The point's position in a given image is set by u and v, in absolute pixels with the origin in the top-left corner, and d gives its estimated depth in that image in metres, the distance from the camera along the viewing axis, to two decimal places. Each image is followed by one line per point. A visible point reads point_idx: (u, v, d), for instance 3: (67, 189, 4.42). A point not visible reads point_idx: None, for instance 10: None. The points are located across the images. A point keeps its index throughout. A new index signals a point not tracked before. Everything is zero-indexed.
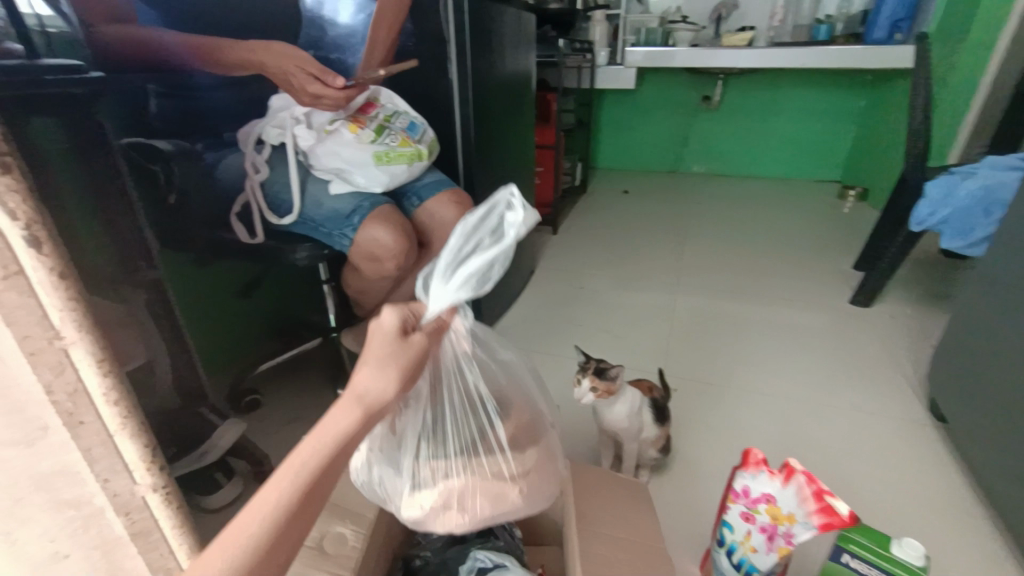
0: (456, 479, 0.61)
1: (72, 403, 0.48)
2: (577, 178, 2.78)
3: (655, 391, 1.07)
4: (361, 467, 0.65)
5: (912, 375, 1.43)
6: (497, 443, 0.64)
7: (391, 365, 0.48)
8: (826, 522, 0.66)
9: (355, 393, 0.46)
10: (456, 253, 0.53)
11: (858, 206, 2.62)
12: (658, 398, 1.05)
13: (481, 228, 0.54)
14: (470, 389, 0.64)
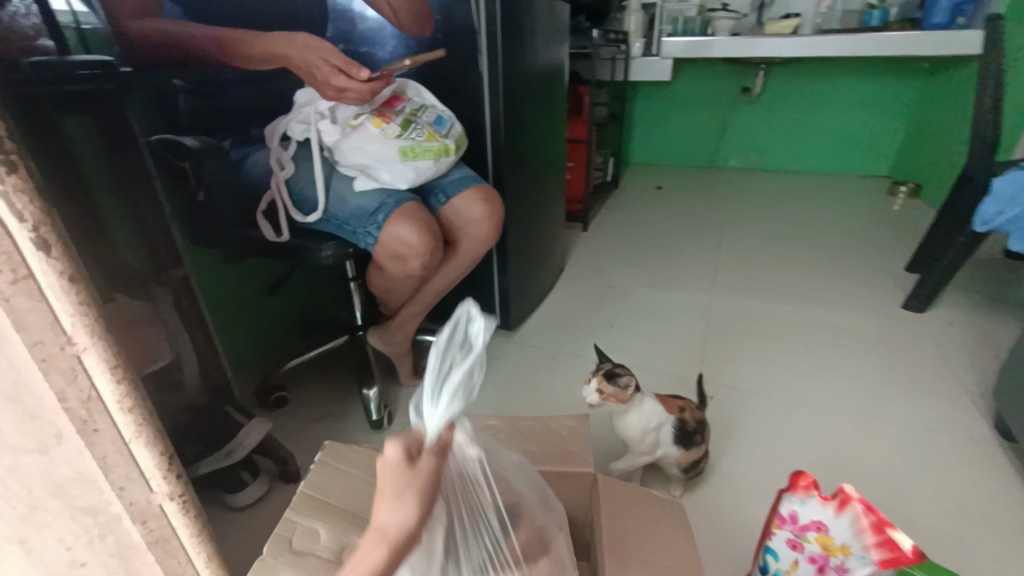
0: None
1: (86, 410, 0.47)
2: (609, 173, 2.70)
3: (686, 411, 0.99)
4: None
5: (973, 389, 1.32)
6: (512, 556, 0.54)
7: (407, 498, 0.44)
8: (889, 557, 0.59)
9: (378, 529, 0.44)
10: (437, 374, 0.48)
11: (912, 203, 2.46)
12: (687, 420, 0.97)
13: (452, 350, 0.49)
14: (481, 502, 0.53)
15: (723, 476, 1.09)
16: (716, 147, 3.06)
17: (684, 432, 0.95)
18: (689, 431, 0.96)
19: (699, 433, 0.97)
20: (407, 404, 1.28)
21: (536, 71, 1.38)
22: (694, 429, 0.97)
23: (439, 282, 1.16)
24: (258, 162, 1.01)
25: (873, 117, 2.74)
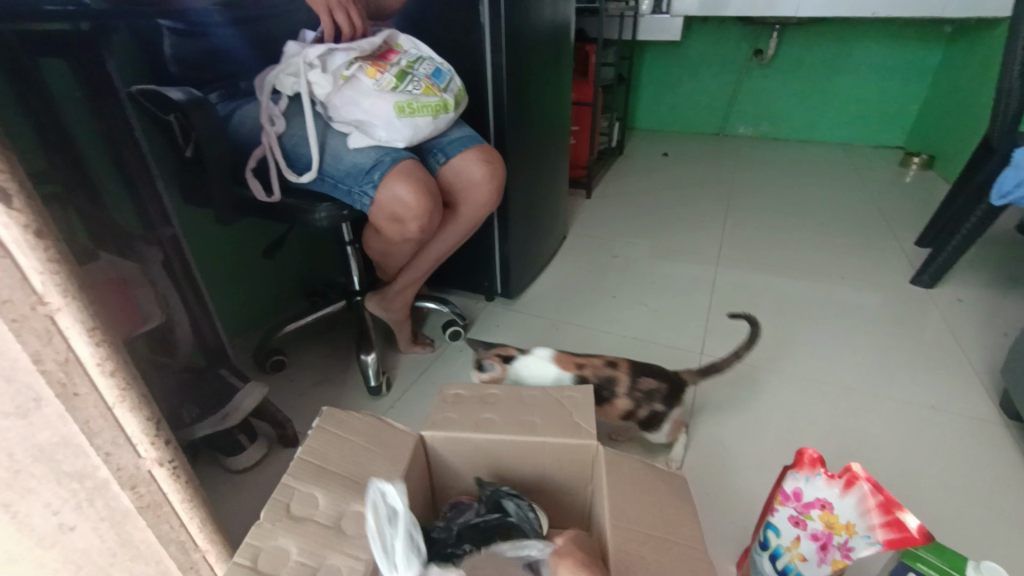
0: None
1: (65, 373, 0.44)
2: (615, 138, 2.61)
3: (586, 367, 0.97)
4: None
5: (979, 367, 1.31)
6: None
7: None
8: (894, 538, 0.58)
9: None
10: (386, 551, 0.56)
11: (925, 176, 2.40)
12: (589, 376, 0.96)
13: (381, 527, 0.57)
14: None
15: (726, 450, 1.09)
16: (726, 114, 2.95)
17: None
18: (592, 390, 0.96)
19: (607, 390, 0.96)
20: (406, 371, 1.27)
21: (542, 26, 1.31)
22: (597, 387, 0.96)
23: (437, 246, 1.13)
24: (247, 116, 0.96)
25: (891, 85, 2.64)
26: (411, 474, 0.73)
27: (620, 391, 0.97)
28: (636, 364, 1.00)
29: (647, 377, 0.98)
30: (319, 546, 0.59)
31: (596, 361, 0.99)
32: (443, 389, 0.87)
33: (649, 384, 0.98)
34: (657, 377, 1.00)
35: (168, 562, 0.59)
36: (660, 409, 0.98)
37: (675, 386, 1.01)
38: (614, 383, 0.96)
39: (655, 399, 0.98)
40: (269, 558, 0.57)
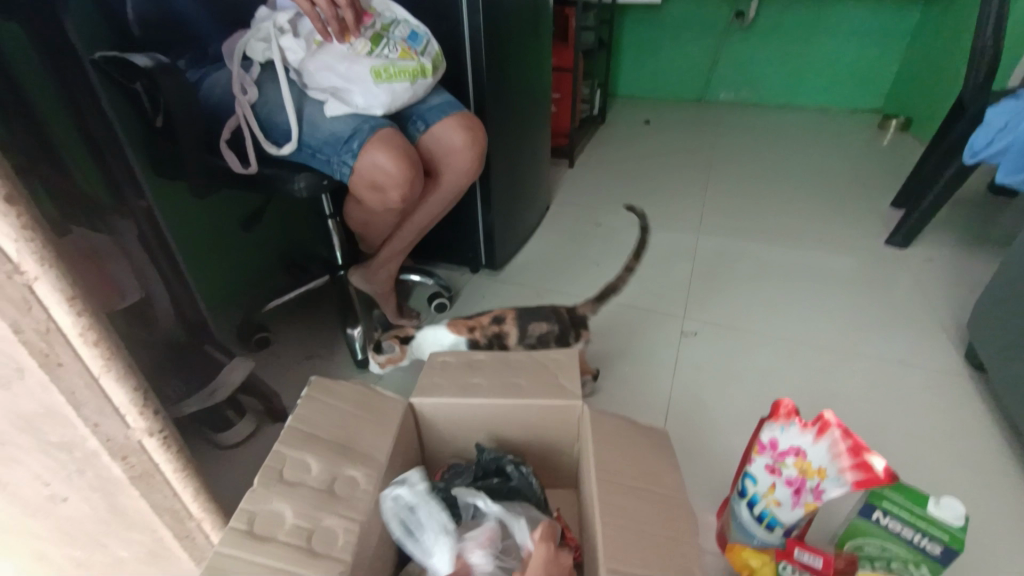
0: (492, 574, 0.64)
1: (47, 343, 0.44)
2: (596, 106, 2.58)
3: (475, 329, 1.06)
4: None
5: (948, 322, 1.36)
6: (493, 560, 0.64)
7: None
8: (861, 479, 0.61)
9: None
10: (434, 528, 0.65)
11: (901, 139, 2.43)
12: (478, 338, 1.05)
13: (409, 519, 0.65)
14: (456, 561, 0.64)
15: (707, 409, 1.12)
16: (707, 80, 2.93)
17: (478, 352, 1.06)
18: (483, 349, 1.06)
19: (498, 345, 1.05)
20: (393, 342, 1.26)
21: None
22: (487, 344, 1.06)
23: (419, 217, 1.12)
24: (218, 84, 0.93)
25: (869, 47, 2.64)
26: (401, 440, 0.75)
27: (511, 342, 1.06)
28: (524, 314, 1.07)
29: (535, 324, 1.05)
30: (313, 509, 0.60)
31: (484, 321, 1.07)
32: (430, 357, 0.88)
33: (538, 330, 1.05)
34: (546, 320, 1.07)
35: (163, 530, 0.60)
36: (554, 348, 1.07)
37: (566, 324, 1.08)
38: (502, 338, 1.05)
39: (547, 341, 1.06)
40: (264, 521, 0.58)
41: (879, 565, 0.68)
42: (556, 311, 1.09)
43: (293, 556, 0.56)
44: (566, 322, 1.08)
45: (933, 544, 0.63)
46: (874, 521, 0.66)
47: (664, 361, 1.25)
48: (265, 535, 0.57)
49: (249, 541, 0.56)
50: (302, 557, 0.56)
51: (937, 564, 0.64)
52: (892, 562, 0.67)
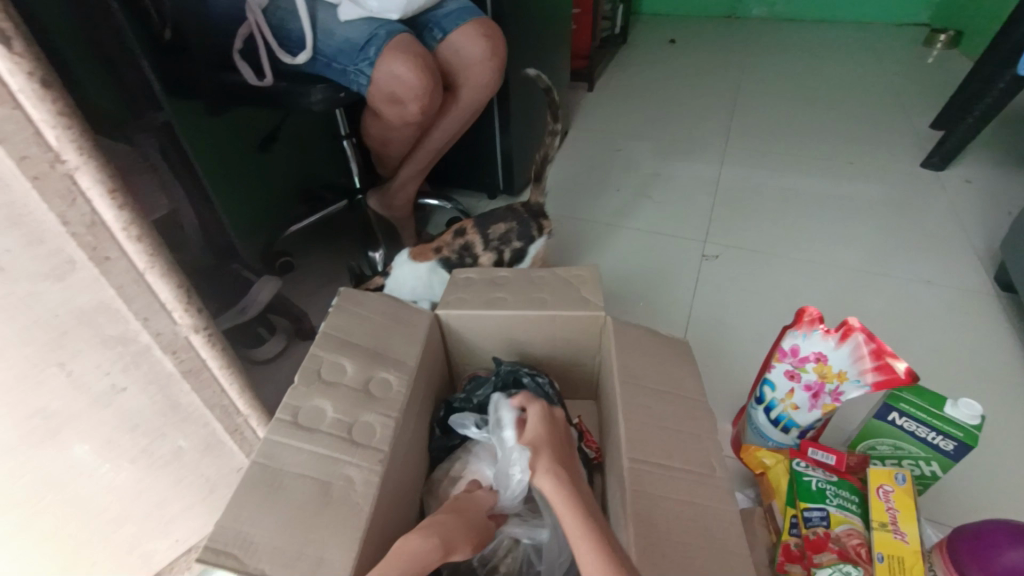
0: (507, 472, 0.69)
1: (94, 236, 0.47)
2: (618, 24, 2.41)
3: (441, 248, 1.05)
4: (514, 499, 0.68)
5: (978, 244, 1.33)
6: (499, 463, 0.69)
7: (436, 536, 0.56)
8: (881, 381, 0.63)
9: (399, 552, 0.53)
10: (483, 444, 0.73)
11: (948, 55, 2.27)
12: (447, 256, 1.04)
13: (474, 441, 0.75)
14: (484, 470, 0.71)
15: (726, 330, 1.14)
16: None
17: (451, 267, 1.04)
18: (455, 264, 1.05)
19: (468, 255, 1.05)
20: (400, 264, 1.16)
21: None
22: (458, 258, 1.05)
23: (438, 135, 1.10)
24: None
25: None
26: (428, 349, 0.77)
27: (480, 251, 1.06)
28: (481, 219, 1.08)
29: (494, 226, 1.07)
30: (350, 407, 0.63)
31: (446, 238, 1.06)
32: (453, 273, 0.88)
33: (499, 229, 1.07)
34: (505, 220, 1.08)
35: (215, 424, 0.67)
36: (519, 245, 1.08)
37: (525, 218, 1.10)
38: (470, 248, 1.05)
39: (511, 238, 1.07)
40: (309, 415, 0.62)
41: (892, 462, 0.71)
42: (512, 210, 1.10)
43: (338, 445, 0.60)
44: (524, 217, 1.10)
45: (947, 440, 0.65)
46: (891, 421, 0.68)
47: (684, 285, 1.25)
48: (310, 427, 0.61)
49: (296, 431, 0.60)
50: (344, 445, 0.60)
51: (949, 459, 0.67)
52: (904, 459, 0.70)
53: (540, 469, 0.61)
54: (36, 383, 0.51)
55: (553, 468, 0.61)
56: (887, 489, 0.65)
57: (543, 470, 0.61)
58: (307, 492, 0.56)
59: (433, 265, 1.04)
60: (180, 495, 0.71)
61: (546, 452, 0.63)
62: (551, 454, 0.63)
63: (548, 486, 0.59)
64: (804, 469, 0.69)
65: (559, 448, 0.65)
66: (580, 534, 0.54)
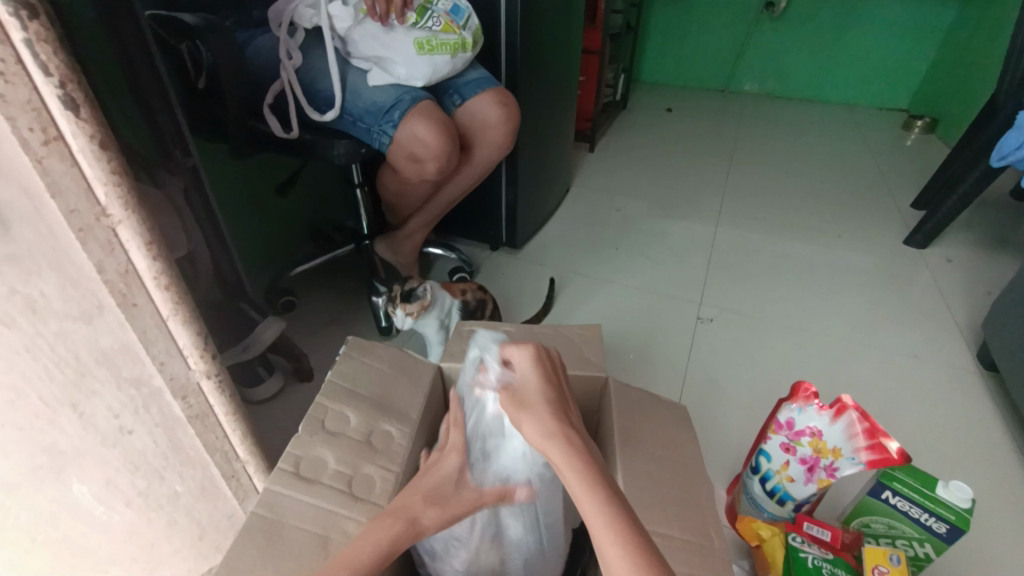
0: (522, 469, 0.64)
1: (126, 284, 0.48)
2: (620, 91, 2.54)
3: (466, 293, 1.15)
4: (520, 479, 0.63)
5: (962, 322, 1.37)
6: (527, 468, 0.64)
7: (438, 507, 0.56)
8: (874, 459, 0.65)
9: (409, 517, 0.53)
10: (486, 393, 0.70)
11: (926, 139, 2.41)
12: (469, 301, 1.15)
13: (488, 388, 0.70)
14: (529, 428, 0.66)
15: (720, 394, 1.15)
16: (732, 70, 2.86)
17: (468, 313, 1.15)
18: (470, 310, 1.16)
19: (482, 309, 1.18)
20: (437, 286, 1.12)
21: None
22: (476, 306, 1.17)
23: (451, 189, 1.16)
24: (262, 48, 0.94)
25: (902, 42, 2.56)
26: (431, 403, 0.77)
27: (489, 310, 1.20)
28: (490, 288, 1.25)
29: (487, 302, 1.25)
30: (353, 458, 0.64)
31: (472, 286, 1.18)
32: (459, 324, 0.89)
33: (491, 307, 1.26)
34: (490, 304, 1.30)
35: (213, 468, 0.66)
36: None
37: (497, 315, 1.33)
38: (486, 303, 1.18)
39: None
40: (309, 465, 0.62)
41: (885, 540, 0.72)
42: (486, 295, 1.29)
43: (336, 499, 0.59)
44: None
45: (940, 523, 0.66)
46: (885, 501, 0.69)
47: (680, 347, 1.27)
48: (311, 478, 0.61)
49: (297, 482, 0.60)
50: (345, 500, 0.60)
51: (942, 542, 0.67)
52: (898, 538, 0.71)
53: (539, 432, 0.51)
54: (48, 424, 0.52)
55: (538, 417, 0.52)
56: (881, 570, 0.65)
57: (567, 438, 0.50)
58: (304, 546, 0.55)
59: (455, 305, 1.12)
60: (169, 538, 0.69)
61: (543, 407, 0.53)
62: (551, 411, 0.53)
63: (552, 453, 0.49)
64: (800, 545, 0.69)
65: (552, 390, 0.56)
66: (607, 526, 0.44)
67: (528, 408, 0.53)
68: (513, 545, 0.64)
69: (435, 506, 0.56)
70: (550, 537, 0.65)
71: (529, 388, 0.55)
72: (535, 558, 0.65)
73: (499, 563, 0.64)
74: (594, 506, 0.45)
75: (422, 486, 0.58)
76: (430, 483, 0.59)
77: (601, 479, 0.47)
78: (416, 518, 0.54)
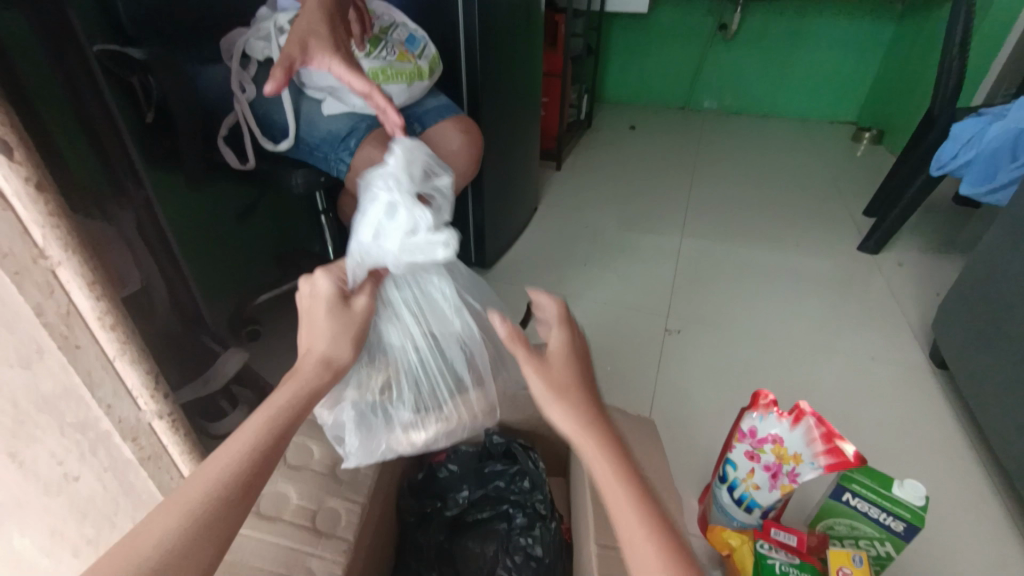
0: (424, 328, 0.59)
1: (67, 326, 0.47)
2: (583, 110, 2.61)
3: None
4: (422, 332, 0.59)
5: (914, 323, 1.44)
6: (427, 323, 0.59)
7: (347, 336, 0.50)
8: (832, 463, 0.66)
9: (320, 356, 0.48)
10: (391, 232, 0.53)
11: (874, 150, 2.54)
12: None
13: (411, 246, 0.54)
14: (424, 286, 0.59)
15: (689, 405, 1.17)
16: (690, 89, 2.97)
17: None
18: None
19: None
20: None
21: None
22: None
23: None
24: (215, 79, 0.92)
25: (846, 59, 2.71)
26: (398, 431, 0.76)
27: None
28: None
29: None
30: (318, 492, 0.62)
31: None
32: None
33: None
34: None
35: None
36: None
37: None
38: None
39: None
40: (270, 502, 0.60)
41: (849, 541, 0.74)
42: None
43: (298, 535, 0.58)
44: None
45: (897, 521, 0.68)
46: (845, 502, 0.71)
47: (649, 359, 1.29)
48: (272, 515, 0.59)
49: (257, 520, 0.58)
50: (308, 535, 0.58)
51: (901, 540, 0.69)
52: (860, 538, 0.73)
53: (571, 424, 0.47)
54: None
55: (570, 404, 0.47)
56: (846, 571, 0.66)
57: (599, 434, 0.47)
58: None
59: None
60: None
61: (581, 395, 0.48)
62: (583, 397, 0.48)
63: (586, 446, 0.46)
64: (768, 551, 0.70)
65: (581, 365, 0.50)
66: (646, 541, 0.43)
67: (558, 391, 0.47)
68: (405, 362, 0.58)
69: (332, 338, 0.49)
70: (450, 361, 0.60)
71: (561, 364, 0.49)
72: (436, 386, 0.60)
73: (398, 396, 0.59)
74: (642, 536, 0.43)
75: (316, 321, 0.50)
76: (324, 315, 0.50)
77: (643, 491, 0.45)
78: (325, 356, 0.48)
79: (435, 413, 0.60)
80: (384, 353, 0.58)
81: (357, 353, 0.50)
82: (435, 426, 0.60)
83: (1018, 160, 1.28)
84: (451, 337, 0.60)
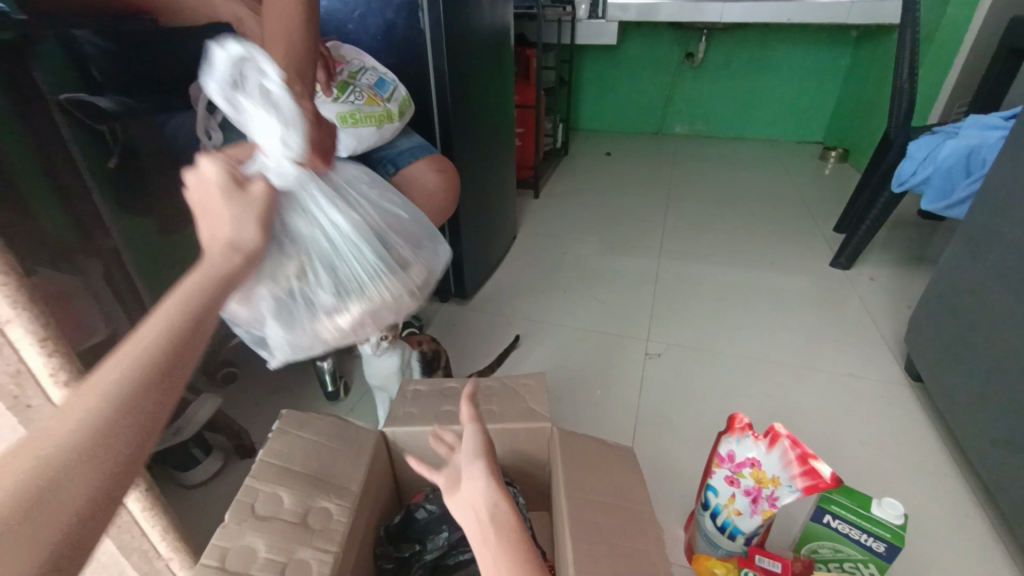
0: (327, 216, 0.66)
1: (18, 385, 0.49)
2: (559, 140, 2.68)
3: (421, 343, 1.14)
4: (326, 219, 0.66)
5: (888, 337, 1.46)
6: (327, 212, 0.66)
7: (250, 217, 0.49)
8: (810, 485, 0.66)
9: (226, 242, 0.47)
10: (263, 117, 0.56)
11: (840, 167, 2.63)
12: (426, 350, 1.13)
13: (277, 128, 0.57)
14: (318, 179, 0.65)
15: (671, 429, 1.17)
16: (662, 115, 3.07)
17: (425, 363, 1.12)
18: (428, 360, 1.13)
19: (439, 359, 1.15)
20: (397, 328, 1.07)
21: (480, 30, 1.35)
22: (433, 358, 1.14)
23: None
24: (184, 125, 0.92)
25: (808, 83, 2.83)
26: (373, 473, 0.75)
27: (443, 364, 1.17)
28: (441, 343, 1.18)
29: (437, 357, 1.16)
30: (287, 543, 0.61)
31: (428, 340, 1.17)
32: (403, 385, 0.88)
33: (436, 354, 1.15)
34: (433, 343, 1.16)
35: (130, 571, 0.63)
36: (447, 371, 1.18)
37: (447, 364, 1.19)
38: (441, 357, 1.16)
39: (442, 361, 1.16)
40: (237, 557, 0.58)
41: (834, 565, 0.73)
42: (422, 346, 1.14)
43: None
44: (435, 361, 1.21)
45: (878, 542, 0.68)
46: (827, 525, 0.71)
47: (630, 384, 1.29)
48: (239, 571, 0.57)
49: None
50: None
51: (883, 561, 0.69)
52: (844, 562, 0.72)
53: None
54: None
55: None
56: None
57: None
58: None
59: (414, 355, 1.09)
60: None
61: None
62: None
63: None
64: None
65: None
66: None
67: None
68: (316, 249, 0.65)
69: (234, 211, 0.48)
70: (356, 245, 0.69)
71: None
72: (352, 269, 0.69)
73: (309, 279, 0.66)
74: None
75: (214, 206, 0.48)
76: (220, 196, 0.48)
77: None
78: (232, 237, 0.47)
79: (348, 293, 0.69)
80: (292, 241, 0.64)
81: (263, 234, 0.50)
82: (355, 305, 0.70)
83: (972, 175, 1.32)
84: (356, 225, 0.69)
